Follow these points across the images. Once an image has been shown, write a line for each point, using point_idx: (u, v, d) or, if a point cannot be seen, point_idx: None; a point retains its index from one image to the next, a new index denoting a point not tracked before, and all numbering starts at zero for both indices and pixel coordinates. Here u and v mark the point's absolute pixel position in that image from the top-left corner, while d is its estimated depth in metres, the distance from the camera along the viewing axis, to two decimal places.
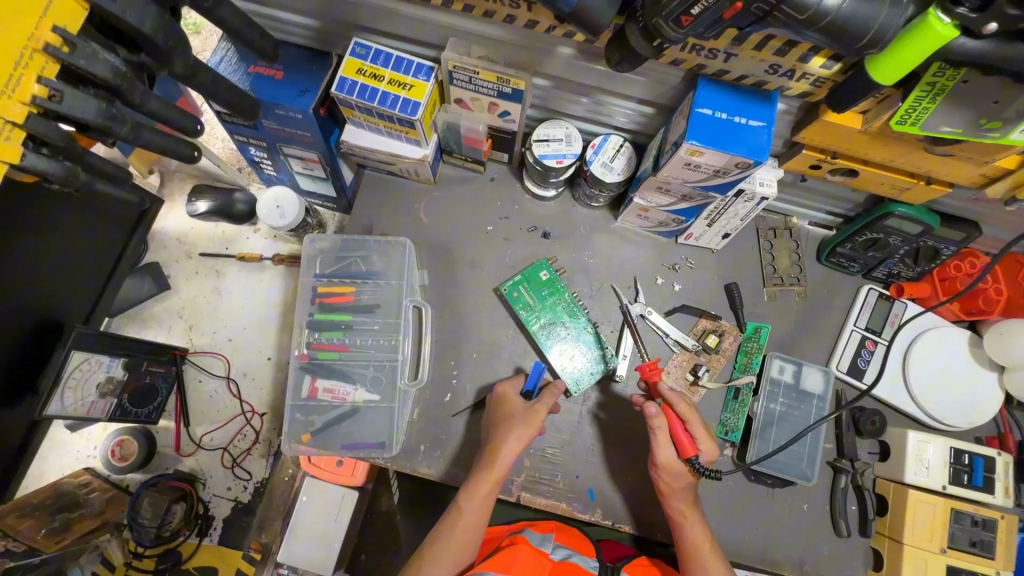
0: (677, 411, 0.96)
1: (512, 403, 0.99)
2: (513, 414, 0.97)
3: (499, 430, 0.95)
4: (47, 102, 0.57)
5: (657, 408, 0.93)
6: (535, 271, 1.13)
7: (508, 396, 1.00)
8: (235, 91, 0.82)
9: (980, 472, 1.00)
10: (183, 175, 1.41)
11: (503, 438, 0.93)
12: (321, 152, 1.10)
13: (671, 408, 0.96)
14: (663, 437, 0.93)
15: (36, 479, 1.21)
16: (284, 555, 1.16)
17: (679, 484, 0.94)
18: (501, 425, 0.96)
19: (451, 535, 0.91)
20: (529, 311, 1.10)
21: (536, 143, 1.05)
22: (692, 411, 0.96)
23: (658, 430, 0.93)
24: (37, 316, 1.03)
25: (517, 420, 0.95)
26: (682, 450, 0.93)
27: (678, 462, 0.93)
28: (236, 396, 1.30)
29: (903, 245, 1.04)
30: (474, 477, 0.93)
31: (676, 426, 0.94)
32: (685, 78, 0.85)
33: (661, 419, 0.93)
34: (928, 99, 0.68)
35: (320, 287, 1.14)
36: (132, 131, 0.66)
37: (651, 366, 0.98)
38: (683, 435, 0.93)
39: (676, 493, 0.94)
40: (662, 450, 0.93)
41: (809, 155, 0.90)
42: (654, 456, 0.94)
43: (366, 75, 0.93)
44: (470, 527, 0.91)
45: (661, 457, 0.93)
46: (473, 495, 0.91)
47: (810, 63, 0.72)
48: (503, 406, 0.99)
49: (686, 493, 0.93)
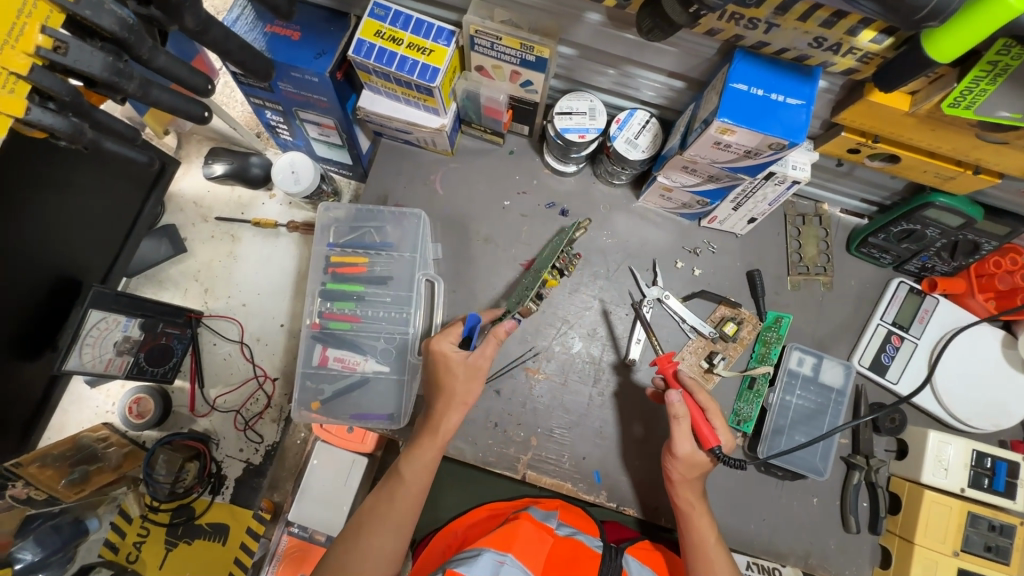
0: (698, 401, 0.93)
1: (453, 362, 0.90)
2: (454, 375, 0.90)
3: (440, 391, 0.91)
4: (52, 53, 0.55)
5: (679, 396, 0.90)
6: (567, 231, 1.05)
7: (447, 356, 0.90)
8: (249, 50, 0.79)
9: (1002, 477, 0.97)
10: (200, 138, 1.40)
11: (446, 405, 0.91)
12: (337, 118, 1.07)
13: (692, 397, 0.94)
14: (684, 429, 0.90)
15: (57, 430, 1.26)
16: (294, 515, 1.20)
17: (693, 474, 0.91)
18: (440, 387, 0.91)
19: (396, 501, 0.88)
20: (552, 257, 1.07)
21: (559, 116, 1.01)
22: (712, 402, 0.93)
23: (681, 420, 0.90)
24: (55, 273, 1.04)
25: (459, 385, 0.91)
26: (703, 441, 0.90)
27: (699, 453, 0.90)
28: (249, 360, 1.31)
29: (940, 238, 0.99)
30: (419, 438, 0.92)
31: (699, 419, 0.91)
32: (720, 51, 0.80)
33: (684, 407, 0.90)
34: (987, 80, 0.63)
35: (333, 257, 1.13)
36: (141, 88, 0.64)
37: (666, 358, 0.96)
38: (706, 427, 0.90)
39: (687, 483, 0.91)
40: (682, 442, 0.90)
41: (848, 138, 0.85)
42: (673, 447, 0.90)
43: (385, 38, 0.90)
44: (416, 489, 0.89)
45: (681, 449, 0.90)
46: (417, 460, 0.89)
47: (859, 37, 0.66)
48: (443, 367, 0.91)
49: (696, 483, 0.92)
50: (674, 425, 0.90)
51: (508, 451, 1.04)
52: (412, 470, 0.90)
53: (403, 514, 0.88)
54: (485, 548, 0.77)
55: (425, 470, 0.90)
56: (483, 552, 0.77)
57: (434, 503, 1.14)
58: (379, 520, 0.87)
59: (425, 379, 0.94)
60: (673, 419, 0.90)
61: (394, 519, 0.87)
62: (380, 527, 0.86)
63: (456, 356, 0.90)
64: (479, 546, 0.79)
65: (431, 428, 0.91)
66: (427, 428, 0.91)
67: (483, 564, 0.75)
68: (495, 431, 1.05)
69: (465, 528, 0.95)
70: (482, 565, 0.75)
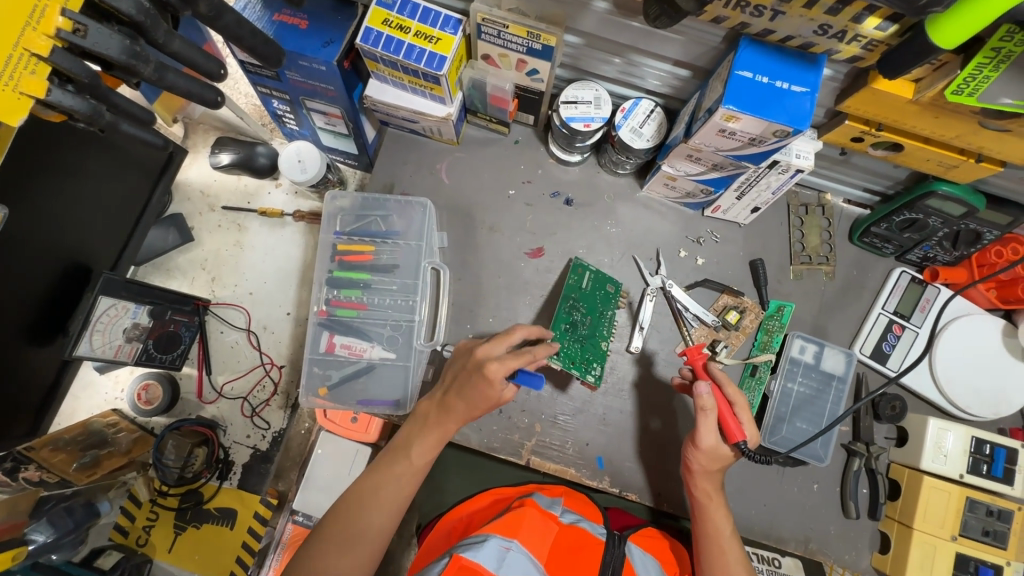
0: (727, 394, 0.92)
1: (493, 391, 0.85)
2: (484, 398, 0.86)
3: (466, 402, 0.87)
4: (72, 35, 0.56)
5: (708, 388, 0.88)
6: (604, 281, 1.10)
7: (493, 384, 0.84)
8: (260, 35, 0.79)
9: (1000, 463, 0.98)
10: (207, 128, 1.41)
11: (464, 414, 0.88)
12: (343, 107, 1.08)
13: (720, 390, 0.93)
14: (711, 421, 0.88)
15: (68, 416, 1.27)
16: (299, 503, 1.22)
17: (714, 467, 0.91)
18: (470, 402, 0.87)
19: (393, 478, 0.87)
20: (615, 297, 1.09)
21: (564, 105, 1.02)
22: (740, 396, 0.93)
23: (708, 413, 0.88)
24: (66, 260, 1.05)
25: (480, 404, 0.86)
26: (729, 435, 0.89)
27: (723, 446, 0.90)
28: (256, 347, 1.33)
29: (943, 227, 1.00)
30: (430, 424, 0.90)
31: (727, 412, 0.90)
32: (725, 39, 0.80)
33: (712, 400, 0.88)
34: (991, 67, 0.63)
35: (339, 245, 1.13)
36: (156, 72, 0.65)
37: (697, 350, 0.96)
38: (732, 421, 0.89)
39: (708, 475, 0.91)
40: (707, 435, 0.89)
41: (851, 126, 0.86)
42: (698, 438, 0.89)
43: (392, 26, 0.91)
44: (408, 475, 0.88)
45: (705, 441, 0.89)
46: (428, 446, 0.89)
47: (863, 24, 0.67)
48: (481, 384, 0.85)
49: (716, 476, 0.92)
50: (701, 418, 0.88)
51: (512, 438, 1.06)
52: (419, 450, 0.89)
53: (397, 493, 0.87)
54: (491, 534, 0.77)
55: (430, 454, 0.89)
56: (489, 539, 0.75)
57: (439, 487, 1.14)
58: (367, 501, 0.85)
59: (457, 380, 0.89)
60: (699, 411, 0.88)
61: (390, 495, 0.86)
62: (366, 508, 0.84)
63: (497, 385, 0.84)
64: (485, 532, 0.78)
65: (442, 423, 0.89)
66: (438, 421, 0.89)
67: (488, 550, 0.74)
68: (500, 418, 1.06)
69: (472, 512, 0.95)
70: (489, 550, 0.74)
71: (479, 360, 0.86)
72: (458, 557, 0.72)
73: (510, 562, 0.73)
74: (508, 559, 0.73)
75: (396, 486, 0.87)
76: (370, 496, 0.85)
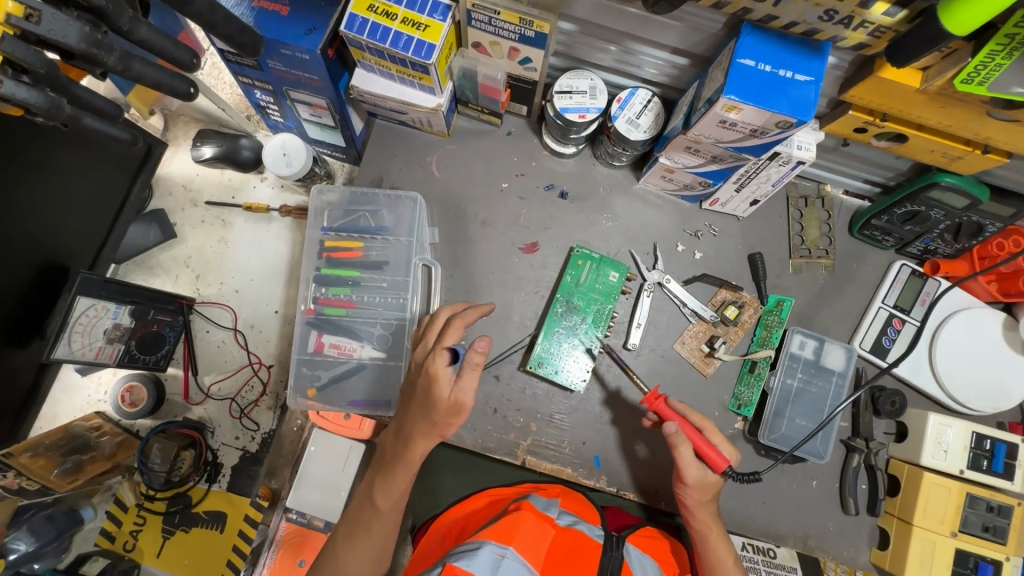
0: (694, 423, 0.90)
1: (441, 388, 0.79)
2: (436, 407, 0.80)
3: (415, 419, 0.83)
4: (24, 22, 0.52)
5: (675, 427, 0.86)
6: (608, 269, 1.07)
7: (439, 380, 0.78)
8: (235, 22, 0.75)
9: (1001, 458, 0.97)
10: (187, 119, 1.36)
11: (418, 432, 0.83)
12: (329, 98, 1.03)
13: (688, 420, 0.91)
14: (689, 458, 0.86)
15: (49, 419, 1.24)
16: (291, 502, 1.19)
17: (707, 497, 0.89)
18: (422, 411, 0.82)
19: (392, 485, 0.86)
20: (620, 285, 1.06)
21: (558, 95, 0.98)
22: (707, 421, 0.92)
23: (683, 450, 0.86)
24: (42, 258, 1.02)
25: (439, 414, 0.80)
26: (714, 466, 0.86)
27: (710, 476, 0.87)
28: (244, 347, 1.29)
29: (945, 219, 0.98)
30: (390, 469, 0.86)
31: (703, 443, 0.87)
32: (726, 26, 0.77)
33: (684, 435, 0.86)
34: (1003, 54, 0.61)
35: (327, 241, 1.09)
36: (122, 62, 0.61)
37: (653, 395, 0.90)
38: (712, 451, 0.86)
39: (704, 506, 0.89)
40: (691, 470, 0.86)
41: (855, 116, 0.83)
42: (683, 475, 0.87)
43: (378, 13, 0.86)
44: (380, 522, 0.87)
45: (691, 478, 0.86)
46: (389, 490, 0.86)
47: (871, 9, 0.64)
48: (426, 386, 0.80)
49: (711, 504, 0.90)
50: (677, 456, 0.86)
51: (507, 437, 1.04)
52: (388, 499, 0.87)
53: (380, 534, 0.87)
54: (485, 541, 0.74)
55: (397, 501, 0.87)
56: (484, 545, 0.73)
57: (432, 488, 1.08)
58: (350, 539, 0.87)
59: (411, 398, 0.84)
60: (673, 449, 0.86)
61: (369, 543, 0.86)
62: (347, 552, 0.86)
63: (445, 383, 0.78)
64: (479, 538, 0.76)
65: (405, 460, 0.84)
66: (399, 458, 0.85)
67: (483, 557, 0.72)
68: (495, 417, 1.04)
69: (466, 514, 0.93)
70: (482, 558, 0.72)
71: (418, 360, 0.84)
72: (451, 565, 0.70)
73: (504, 571, 0.71)
74: (502, 567, 0.71)
75: (380, 525, 0.87)
76: (351, 542, 0.87)
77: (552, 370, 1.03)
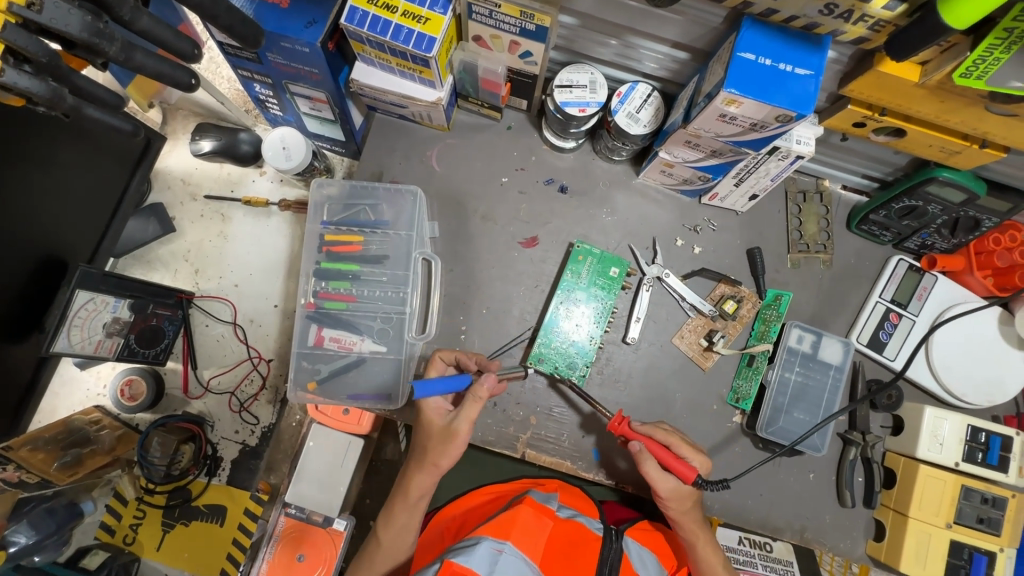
0: (660, 440, 0.90)
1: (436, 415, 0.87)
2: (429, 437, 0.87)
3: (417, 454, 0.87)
4: (26, 10, 0.53)
5: (641, 446, 0.87)
6: (609, 264, 1.07)
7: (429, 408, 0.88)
8: (236, 13, 0.75)
9: (995, 451, 0.99)
10: (185, 113, 1.36)
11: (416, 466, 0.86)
12: (329, 91, 1.03)
13: (653, 438, 0.90)
14: (656, 473, 0.86)
15: (48, 413, 1.24)
16: (291, 495, 1.19)
17: (687, 506, 0.88)
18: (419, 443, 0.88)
19: (397, 500, 0.88)
20: (621, 280, 1.07)
21: (558, 89, 0.98)
22: (673, 435, 0.91)
23: (648, 467, 0.86)
24: (43, 252, 1.02)
25: (431, 442, 0.86)
26: (684, 477, 0.85)
27: (683, 486, 0.87)
28: (243, 341, 1.29)
29: (942, 214, 0.98)
30: (389, 504, 0.88)
31: (669, 455, 0.86)
32: (726, 19, 0.77)
33: (647, 453, 0.87)
34: (1002, 49, 0.61)
35: (327, 235, 1.09)
36: (123, 52, 0.61)
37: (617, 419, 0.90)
38: (679, 463, 0.85)
39: (687, 514, 0.89)
40: (662, 484, 0.86)
41: (854, 111, 0.84)
42: (656, 490, 0.87)
43: (378, 5, 0.86)
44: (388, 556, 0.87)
45: (663, 491, 0.87)
46: (389, 525, 0.87)
47: (871, 3, 0.65)
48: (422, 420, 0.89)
49: (693, 512, 0.89)
50: (644, 475, 0.86)
51: (507, 431, 1.04)
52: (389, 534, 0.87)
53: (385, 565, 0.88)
54: (483, 537, 0.74)
55: (401, 537, 0.87)
56: (482, 541, 0.73)
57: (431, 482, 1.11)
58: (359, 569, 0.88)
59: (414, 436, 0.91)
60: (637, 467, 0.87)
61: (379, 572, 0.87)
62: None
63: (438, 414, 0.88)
64: (477, 534, 0.76)
65: (404, 494, 0.87)
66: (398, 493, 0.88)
67: (481, 553, 0.71)
68: (494, 411, 1.04)
69: (465, 510, 0.94)
70: (480, 554, 0.71)
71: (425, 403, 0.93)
72: (449, 562, 0.70)
73: (503, 566, 0.71)
74: (500, 563, 0.71)
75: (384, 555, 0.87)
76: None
77: (554, 363, 1.04)
